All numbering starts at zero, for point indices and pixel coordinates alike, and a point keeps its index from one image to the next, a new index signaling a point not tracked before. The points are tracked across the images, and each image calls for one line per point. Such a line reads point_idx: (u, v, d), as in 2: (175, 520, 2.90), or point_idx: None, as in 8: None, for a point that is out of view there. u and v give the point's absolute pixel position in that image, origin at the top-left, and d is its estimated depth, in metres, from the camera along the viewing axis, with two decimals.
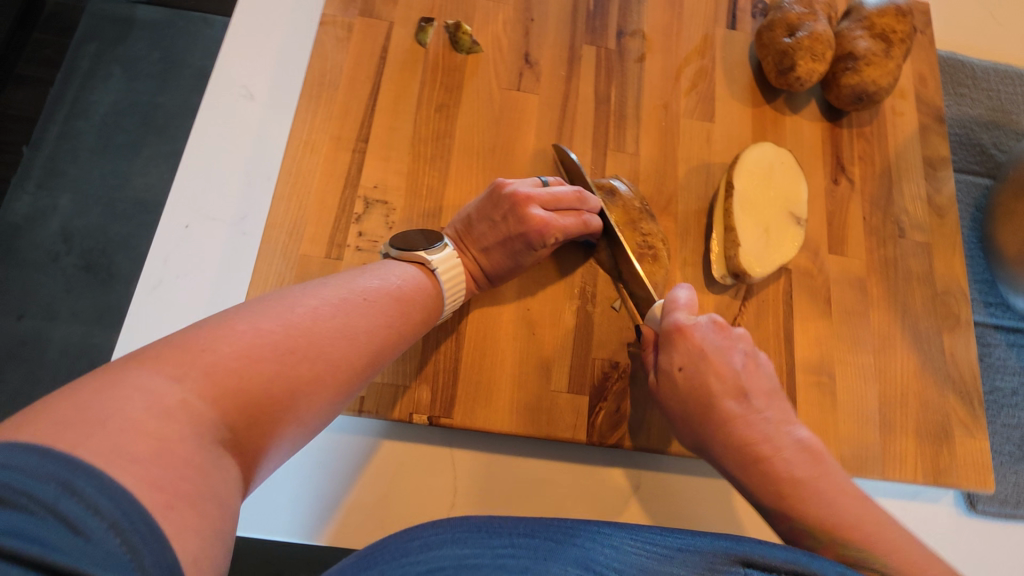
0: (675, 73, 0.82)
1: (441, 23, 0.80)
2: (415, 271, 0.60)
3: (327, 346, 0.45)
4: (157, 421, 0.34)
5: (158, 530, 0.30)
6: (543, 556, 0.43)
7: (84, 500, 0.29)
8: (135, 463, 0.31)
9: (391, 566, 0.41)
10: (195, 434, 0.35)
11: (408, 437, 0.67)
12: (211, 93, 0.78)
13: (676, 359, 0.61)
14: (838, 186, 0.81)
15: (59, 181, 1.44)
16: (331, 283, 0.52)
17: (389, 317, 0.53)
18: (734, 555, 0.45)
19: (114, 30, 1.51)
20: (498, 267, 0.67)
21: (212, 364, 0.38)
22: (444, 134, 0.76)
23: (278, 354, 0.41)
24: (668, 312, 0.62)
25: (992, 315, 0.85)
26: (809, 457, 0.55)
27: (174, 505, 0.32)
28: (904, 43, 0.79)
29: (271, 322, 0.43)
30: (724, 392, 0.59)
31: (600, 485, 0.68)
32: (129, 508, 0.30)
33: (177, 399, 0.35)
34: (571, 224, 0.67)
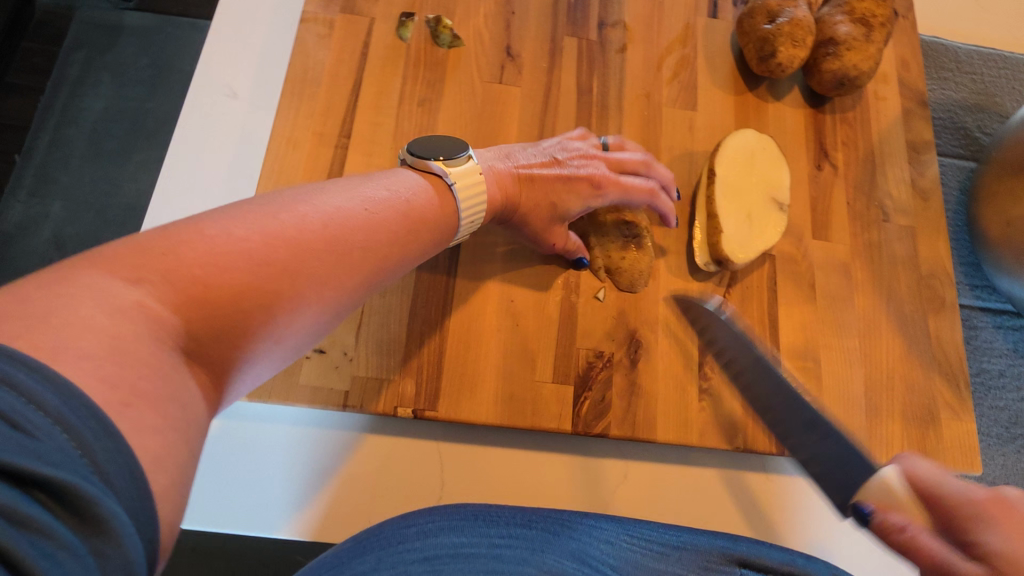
0: (657, 62, 0.83)
1: (422, 18, 0.80)
2: (421, 181, 0.56)
3: (314, 261, 0.42)
4: (110, 319, 0.32)
5: (115, 429, 0.29)
6: (539, 547, 0.48)
7: (23, 393, 0.27)
8: (85, 358, 0.30)
9: (387, 552, 0.45)
10: (154, 336, 0.33)
11: (394, 431, 0.68)
12: (192, 92, 0.78)
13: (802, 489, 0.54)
14: (822, 171, 0.81)
15: (51, 188, 1.44)
16: (334, 188, 0.49)
17: (394, 233, 0.50)
18: (730, 555, 0.50)
19: (104, 36, 1.52)
20: (534, 195, 0.65)
21: (172, 267, 0.36)
22: (427, 128, 0.76)
23: (255, 264, 0.39)
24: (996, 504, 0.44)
25: (979, 298, 0.85)
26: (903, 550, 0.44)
27: (131, 403, 0.31)
28: (885, 27, 0.79)
29: (248, 230, 0.40)
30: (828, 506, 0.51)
31: (585, 475, 0.68)
32: (76, 401, 0.28)
33: (133, 301, 0.33)
34: (632, 188, 0.69)
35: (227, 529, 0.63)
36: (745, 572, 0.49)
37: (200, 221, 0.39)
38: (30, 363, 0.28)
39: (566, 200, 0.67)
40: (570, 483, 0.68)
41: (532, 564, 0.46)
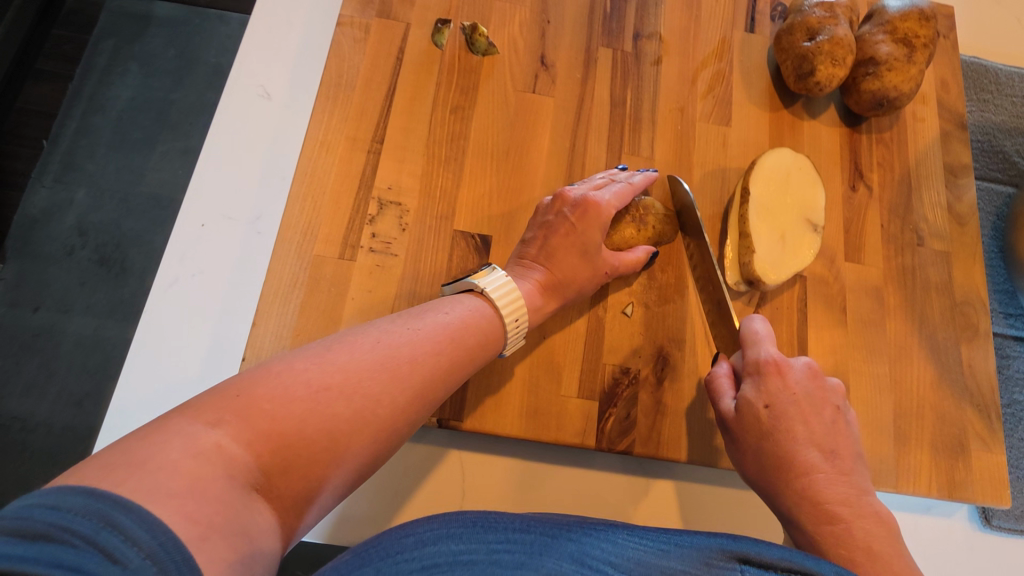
0: (692, 76, 0.82)
1: (457, 25, 0.80)
2: (471, 301, 0.58)
3: (367, 381, 0.45)
4: (193, 461, 0.35)
5: (194, 562, 0.31)
6: (538, 551, 0.44)
7: (122, 531, 0.30)
8: (174, 497, 0.33)
9: (386, 563, 0.41)
10: (229, 475, 0.36)
11: (418, 438, 0.68)
12: (228, 92, 0.79)
13: (761, 394, 0.57)
14: (856, 192, 0.80)
15: (76, 176, 1.46)
16: (391, 319, 0.52)
17: (439, 349, 0.51)
18: (729, 550, 0.45)
19: (133, 26, 1.53)
20: (564, 266, 0.65)
21: (244, 405, 0.39)
22: (459, 136, 0.76)
23: (312, 391, 0.42)
24: (752, 347, 0.60)
25: (1012, 326, 0.84)
26: (885, 528, 0.49)
27: (208, 535, 0.33)
28: (928, 48, 0.77)
29: (306, 363, 0.43)
30: (807, 439, 0.55)
31: (607, 490, 0.68)
32: (166, 539, 0.31)
33: (213, 443, 0.37)
34: (623, 189, 0.68)
35: None
36: (746, 570, 0.43)
37: (272, 363, 0.43)
38: (130, 506, 0.31)
39: (593, 240, 0.66)
40: (590, 499, 0.68)
41: (529, 568, 0.42)
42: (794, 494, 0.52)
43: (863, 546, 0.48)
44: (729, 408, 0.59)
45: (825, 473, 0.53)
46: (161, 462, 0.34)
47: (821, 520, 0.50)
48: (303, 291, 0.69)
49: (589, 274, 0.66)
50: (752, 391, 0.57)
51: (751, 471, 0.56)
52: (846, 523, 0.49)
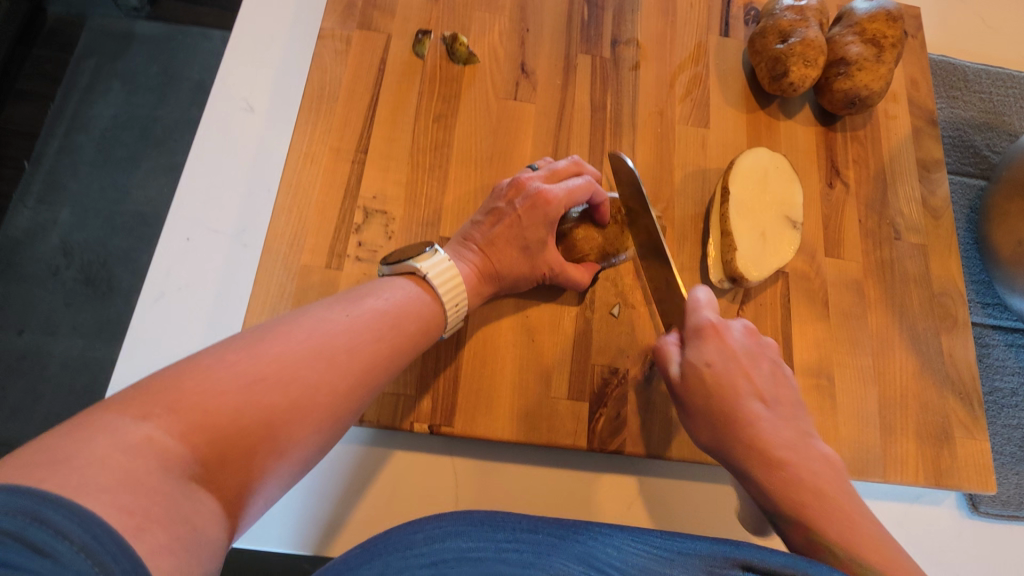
0: (670, 80, 0.83)
1: (438, 35, 0.81)
2: (406, 283, 0.59)
3: (303, 371, 0.45)
4: (123, 455, 0.34)
5: (133, 553, 0.31)
6: (545, 551, 0.44)
7: (48, 526, 0.30)
8: (105, 491, 0.32)
9: (396, 558, 0.42)
10: (162, 467, 0.36)
11: (410, 446, 0.68)
12: (211, 106, 0.79)
13: (705, 354, 0.58)
14: (833, 189, 0.81)
15: (58, 196, 1.45)
16: (324, 304, 0.53)
17: (379, 335, 0.52)
18: (733, 558, 0.43)
19: (112, 45, 1.52)
20: (502, 256, 0.65)
21: (178, 399, 0.39)
22: (443, 144, 0.76)
23: (245, 383, 0.41)
24: (692, 314, 0.60)
25: (990, 315, 0.85)
26: (831, 471, 0.52)
27: (146, 526, 0.33)
28: (896, 48, 0.79)
29: (239, 354, 0.43)
30: (748, 392, 0.56)
31: (598, 491, 0.68)
32: (98, 531, 0.31)
33: (144, 436, 0.36)
34: (575, 188, 0.66)
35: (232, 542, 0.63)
36: None
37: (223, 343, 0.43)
38: (57, 501, 0.31)
39: (534, 237, 0.66)
40: (579, 497, 0.68)
41: (536, 567, 0.42)
42: (744, 445, 0.53)
43: (810, 487, 0.50)
44: (676, 373, 0.59)
45: (770, 421, 0.55)
46: (88, 457, 0.33)
47: (767, 465, 0.52)
48: (290, 302, 0.69)
49: (527, 269, 0.67)
50: (698, 353, 0.58)
51: (705, 436, 0.57)
52: (793, 464, 0.51)
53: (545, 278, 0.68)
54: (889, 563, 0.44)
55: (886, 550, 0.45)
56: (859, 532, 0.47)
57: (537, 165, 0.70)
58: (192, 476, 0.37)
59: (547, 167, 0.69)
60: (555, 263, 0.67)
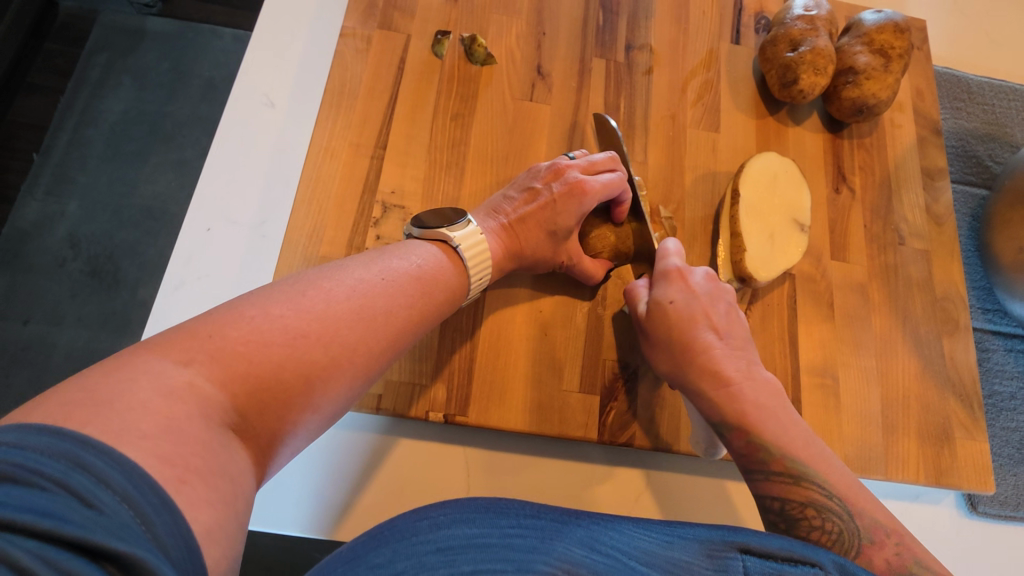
0: (682, 85, 0.85)
1: (456, 36, 0.83)
2: (437, 250, 0.60)
3: (344, 330, 0.46)
4: (162, 399, 0.36)
5: (173, 506, 0.33)
6: (549, 535, 0.45)
7: (91, 473, 0.31)
8: (146, 439, 0.33)
9: (402, 545, 0.42)
10: (203, 414, 0.37)
11: (424, 435, 0.69)
12: (233, 100, 0.81)
13: (669, 293, 0.62)
14: (839, 194, 0.83)
15: (68, 188, 1.46)
16: (359, 262, 0.54)
17: (411, 301, 0.53)
18: (731, 541, 0.45)
19: (125, 40, 1.54)
20: (529, 236, 0.67)
21: (219, 347, 0.40)
22: (460, 142, 0.78)
23: (290, 337, 0.43)
24: (660, 259, 0.65)
25: (990, 320, 0.87)
26: (771, 393, 0.58)
27: (186, 479, 0.34)
28: (903, 58, 0.82)
29: (280, 308, 0.44)
30: (705, 326, 0.61)
31: (606, 482, 0.70)
32: (140, 482, 0.32)
33: (185, 381, 0.37)
34: (611, 182, 0.68)
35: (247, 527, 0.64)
36: (747, 559, 0.44)
37: (243, 304, 0.44)
38: (101, 448, 0.32)
39: (564, 222, 0.67)
40: (587, 488, 0.69)
41: (542, 555, 0.42)
42: (697, 368, 0.59)
43: (751, 401, 0.57)
44: (643, 310, 0.63)
45: (721, 349, 0.60)
46: (129, 402, 0.34)
47: (716, 384, 0.58)
48: None
49: (550, 253, 0.69)
50: (662, 291, 0.63)
51: (664, 365, 0.62)
52: (737, 383, 0.58)
53: (563, 266, 0.70)
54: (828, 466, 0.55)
55: (817, 453, 0.56)
56: (796, 438, 0.56)
57: (575, 154, 0.72)
58: (229, 425, 0.38)
59: (584, 158, 0.70)
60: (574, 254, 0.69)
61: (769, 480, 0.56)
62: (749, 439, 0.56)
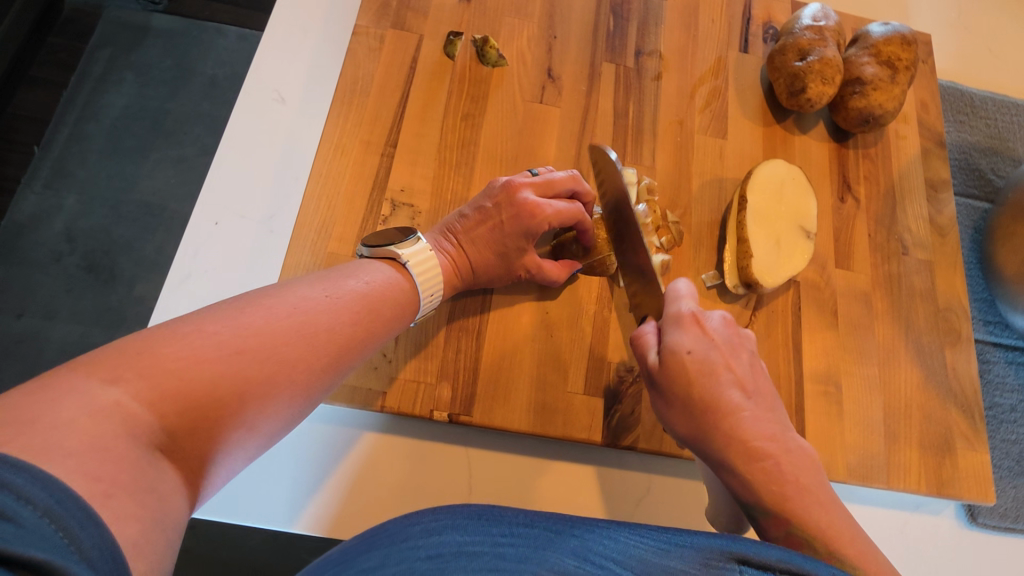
0: (690, 91, 0.86)
1: (468, 37, 0.83)
2: (386, 267, 0.61)
3: (284, 347, 0.46)
4: (88, 419, 0.35)
5: (98, 518, 0.32)
6: (541, 545, 0.42)
7: (14, 490, 0.29)
8: (70, 456, 0.32)
9: (392, 550, 0.41)
10: (130, 434, 0.36)
11: (428, 434, 0.69)
12: (244, 95, 0.81)
13: (686, 343, 0.57)
14: (845, 204, 0.84)
15: (67, 181, 1.46)
16: (308, 281, 0.54)
17: (356, 318, 0.53)
18: (729, 551, 0.42)
19: (130, 36, 1.54)
20: (478, 255, 0.67)
21: (149, 365, 0.39)
22: (470, 142, 0.79)
23: (224, 353, 0.42)
24: (672, 303, 0.60)
25: (991, 332, 0.88)
26: (811, 466, 0.52)
27: (113, 493, 0.33)
28: (909, 70, 0.82)
29: (218, 325, 0.43)
30: (729, 383, 0.55)
31: (610, 484, 0.70)
32: (62, 495, 0.31)
33: (111, 400, 0.36)
34: (564, 206, 0.68)
35: (251, 522, 0.63)
36: (746, 571, 0.41)
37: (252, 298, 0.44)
38: (23, 466, 0.30)
39: (513, 243, 0.67)
40: (588, 491, 0.69)
41: (532, 563, 0.40)
42: (723, 436, 0.53)
43: (792, 480, 0.51)
44: (655, 361, 0.58)
45: (750, 411, 0.54)
46: (54, 421, 0.33)
47: (748, 459, 0.52)
48: None
49: (501, 271, 0.69)
50: (672, 338, 0.57)
51: (678, 426, 0.57)
52: (773, 457, 0.52)
53: (521, 277, 0.71)
54: (863, 553, 0.47)
55: (863, 544, 0.48)
56: (839, 526, 0.49)
57: (536, 172, 0.72)
58: (156, 447, 0.37)
59: (544, 175, 0.70)
60: (533, 266, 0.69)
61: None
62: (785, 522, 0.50)
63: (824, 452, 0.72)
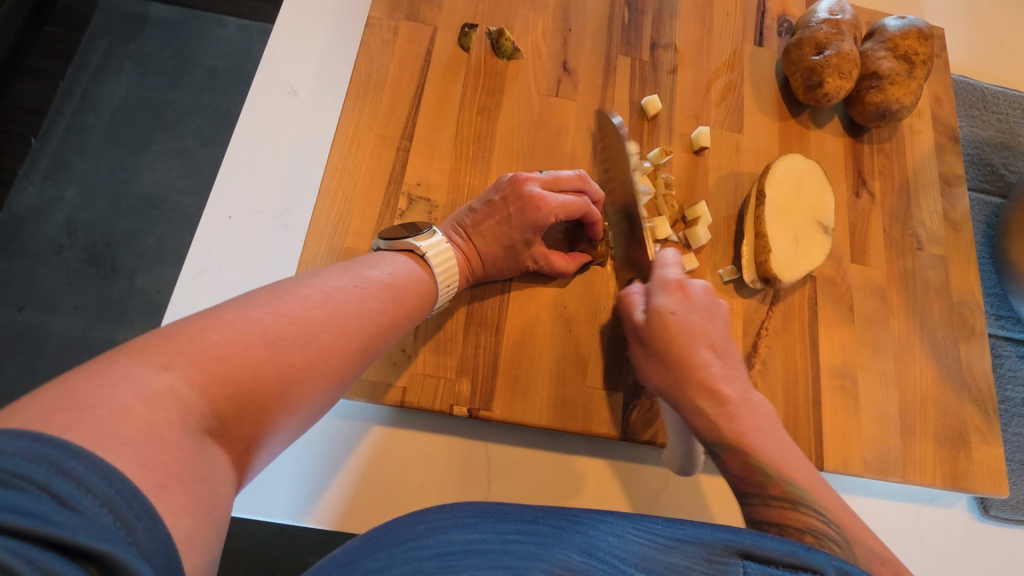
0: (706, 85, 0.86)
1: (483, 29, 0.82)
2: (405, 259, 0.60)
3: (319, 332, 0.45)
4: (145, 406, 0.33)
5: (154, 510, 0.31)
6: (549, 542, 0.41)
7: (74, 478, 0.29)
8: (127, 445, 0.31)
9: (399, 550, 0.39)
10: (183, 421, 0.35)
11: (447, 428, 0.69)
12: (256, 88, 0.80)
13: (668, 303, 0.60)
14: (860, 199, 0.84)
15: (67, 173, 1.44)
16: (335, 270, 0.53)
17: (382, 307, 0.53)
18: (733, 546, 0.40)
19: (129, 27, 1.52)
20: (487, 248, 0.67)
21: (199, 350, 0.38)
22: (485, 136, 0.78)
23: (268, 340, 0.41)
24: (660, 269, 0.64)
25: (1003, 327, 0.88)
26: (773, 416, 0.54)
27: (166, 485, 0.32)
28: (926, 64, 0.82)
29: (260, 312, 0.43)
30: (704, 342, 0.58)
31: (631, 480, 0.70)
32: (121, 487, 0.30)
33: (165, 386, 0.35)
34: (571, 202, 0.68)
35: (272, 517, 0.63)
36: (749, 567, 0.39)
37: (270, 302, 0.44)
38: (82, 453, 0.30)
39: (521, 235, 0.67)
40: (606, 486, 0.70)
41: (541, 562, 0.39)
42: (692, 385, 0.56)
43: (751, 422, 0.52)
44: (640, 317, 0.62)
45: (719, 367, 0.56)
46: (111, 407, 0.32)
47: (714, 404, 0.54)
48: None
49: (511, 264, 0.69)
50: (659, 300, 0.61)
51: (654, 374, 0.60)
52: (735, 403, 0.53)
53: (532, 268, 0.70)
54: (812, 484, 0.49)
55: (813, 477, 0.49)
56: (796, 462, 0.50)
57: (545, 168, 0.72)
58: (206, 431, 0.36)
59: (550, 173, 0.70)
60: (541, 258, 0.69)
61: (767, 506, 0.49)
62: (744, 458, 0.51)
63: (840, 447, 0.72)
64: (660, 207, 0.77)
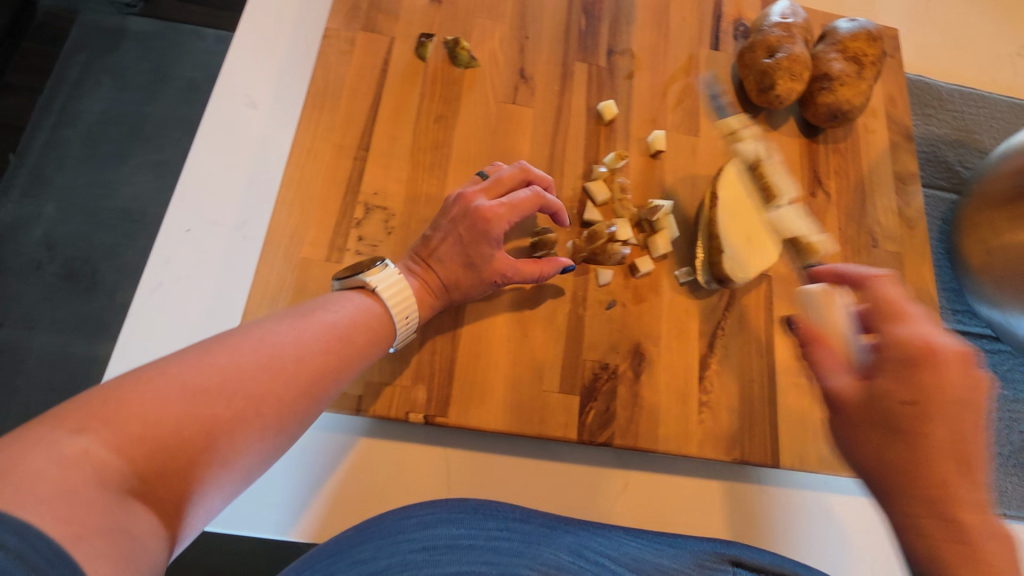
0: (662, 89, 0.87)
1: (440, 39, 0.83)
2: (355, 297, 0.61)
3: (249, 380, 0.46)
4: (60, 468, 0.34)
5: (71, 558, 0.31)
6: (537, 540, 0.51)
7: None
8: (42, 502, 0.33)
9: (387, 541, 0.47)
10: (98, 480, 0.36)
11: (405, 435, 0.69)
12: (214, 101, 0.80)
13: (901, 393, 0.52)
14: (815, 198, 0.85)
15: (44, 189, 1.44)
16: (279, 317, 0.54)
17: (325, 347, 0.53)
18: (724, 555, 0.53)
19: (104, 41, 1.52)
20: (447, 270, 0.68)
21: (116, 412, 0.39)
22: (443, 144, 0.79)
23: (188, 394, 0.42)
24: (897, 327, 0.55)
25: (961, 321, 0.90)
26: (1004, 541, 0.46)
27: (83, 535, 0.33)
28: (875, 66, 0.84)
29: (181, 368, 0.43)
30: (941, 440, 0.50)
31: (585, 481, 0.71)
32: (36, 539, 0.31)
33: (80, 449, 0.36)
34: (519, 198, 0.69)
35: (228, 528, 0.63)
36: (739, 571, 0.51)
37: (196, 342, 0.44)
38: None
39: (478, 248, 0.67)
40: (563, 488, 0.70)
41: (530, 559, 0.48)
42: (919, 497, 0.49)
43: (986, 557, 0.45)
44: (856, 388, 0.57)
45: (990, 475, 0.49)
46: (25, 472, 0.33)
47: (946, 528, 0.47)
48: (289, 294, 0.70)
49: (478, 280, 0.68)
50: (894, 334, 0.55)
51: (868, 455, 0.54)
52: (969, 527, 0.46)
53: (503, 281, 0.70)
54: None
55: None
56: None
57: (486, 177, 0.73)
58: (128, 486, 0.37)
59: (492, 177, 0.71)
60: (509, 265, 0.69)
61: None
62: None
63: (796, 446, 0.73)
64: (618, 210, 0.79)
